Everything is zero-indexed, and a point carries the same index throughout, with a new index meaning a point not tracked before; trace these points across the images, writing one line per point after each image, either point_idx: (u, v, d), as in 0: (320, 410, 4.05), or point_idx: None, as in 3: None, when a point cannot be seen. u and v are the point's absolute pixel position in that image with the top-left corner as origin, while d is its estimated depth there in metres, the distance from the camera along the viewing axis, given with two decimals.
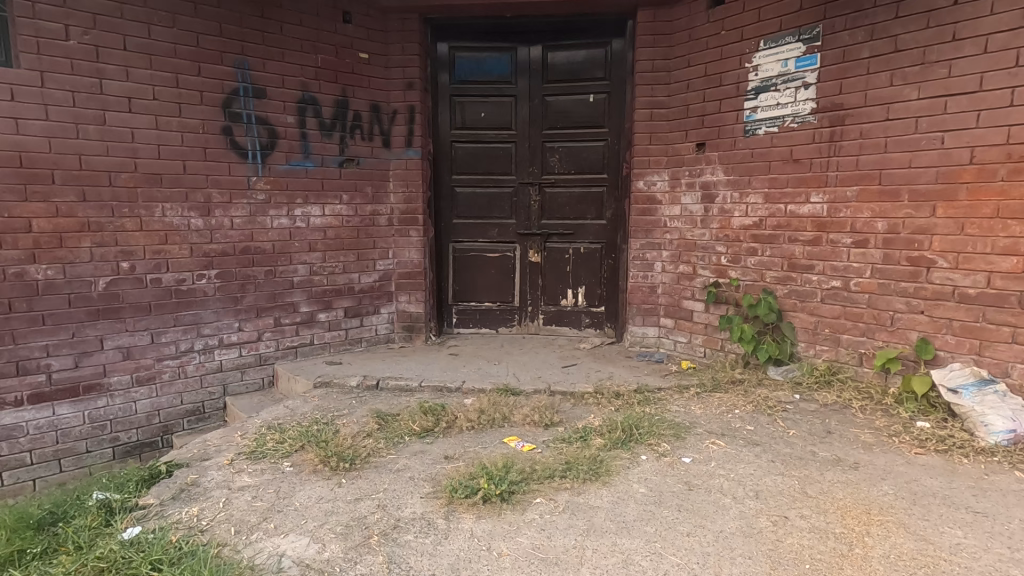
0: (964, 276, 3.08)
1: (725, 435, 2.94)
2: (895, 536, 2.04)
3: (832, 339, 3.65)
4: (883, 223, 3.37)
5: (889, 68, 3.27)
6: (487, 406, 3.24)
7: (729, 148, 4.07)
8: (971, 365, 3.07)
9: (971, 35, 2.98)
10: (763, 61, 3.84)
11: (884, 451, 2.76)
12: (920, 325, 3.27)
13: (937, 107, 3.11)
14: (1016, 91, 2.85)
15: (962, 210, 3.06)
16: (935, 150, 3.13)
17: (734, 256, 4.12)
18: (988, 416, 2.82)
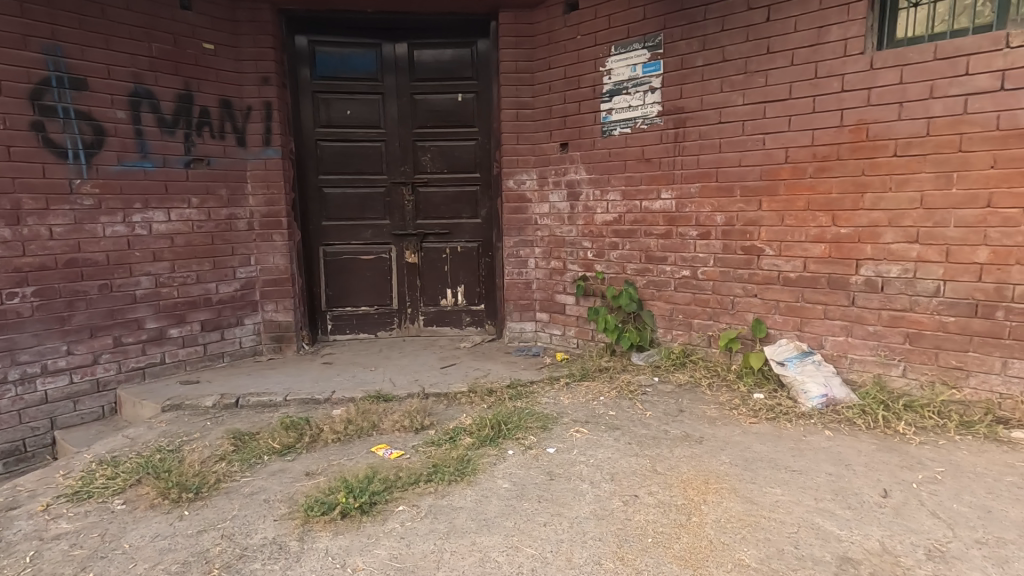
0: (786, 262, 3.49)
1: (589, 422, 3.10)
2: (726, 501, 2.26)
3: (685, 325, 3.98)
4: (721, 217, 3.72)
5: (719, 76, 3.61)
6: (355, 415, 3.13)
7: (589, 147, 4.28)
8: (795, 340, 3.49)
9: (781, 49, 3.36)
10: (615, 65, 4.06)
11: (725, 423, 3.06)
12: (755, 307, 3.66)
13: (759, 112, 3.48)
14: (818, 99, 3.26)
15: (782, 203, 3.46)
16: (759, 151, 3.50)
17: (598, 250, 4.34)
18: (807, 383, 3.22)
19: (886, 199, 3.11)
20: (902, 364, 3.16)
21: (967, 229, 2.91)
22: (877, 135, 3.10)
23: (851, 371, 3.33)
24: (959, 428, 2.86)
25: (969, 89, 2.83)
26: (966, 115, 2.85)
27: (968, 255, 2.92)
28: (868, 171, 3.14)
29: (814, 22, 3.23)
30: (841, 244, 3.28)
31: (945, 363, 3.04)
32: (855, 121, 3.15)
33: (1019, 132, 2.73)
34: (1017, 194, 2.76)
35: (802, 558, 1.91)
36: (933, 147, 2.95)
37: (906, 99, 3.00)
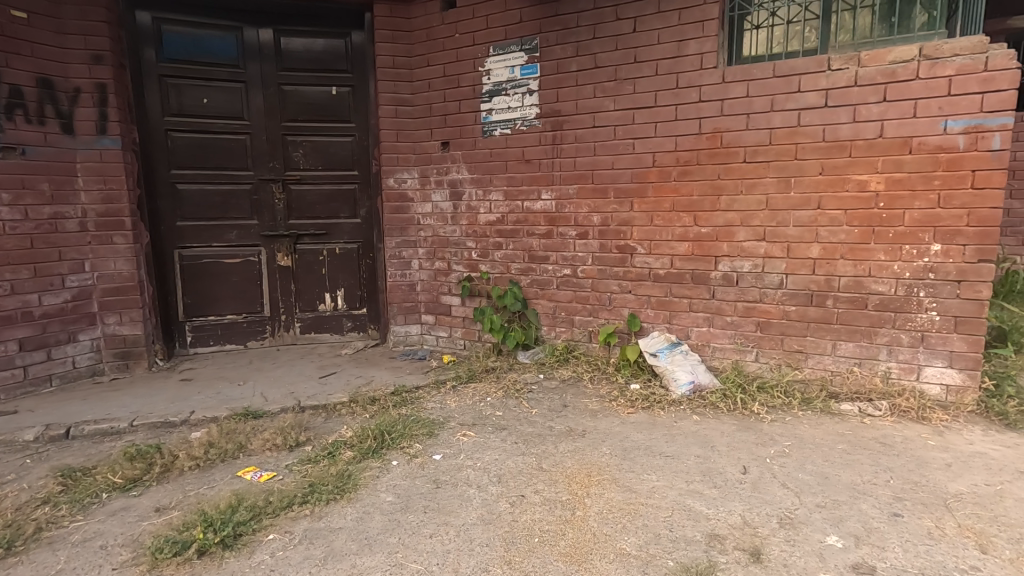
0: (656, 259, 3.72)
1: (476, 425, 3.07)
2: (607, 491, 2.34)
3: (567, 321, 4.10)
4: (597, 217, 3.87)
5: (592, 82, 3.76)
6: (218, 437, 2.81)
7: (471, 147, 4.25)
8: (665, 332, 3.74)
9: (647, 59, 3.57)
10: (493, 66, 4.08)
11: (605, 415, 3.19)
12: (629, 303, 3.86)
13: (629, 118, 3.67)
14: (680, 108, 3.51)
15: (651, 204, 3.68)
16: (630, 155, 3.70)
17: (482, 250, 4.33)
18: (676, 372, 3.46)
19: (738, 201, 3.42)
20: (755, 349, 3.51)
21: (802, 228, 3.29)
22: (729, 142, 3.40)
23: (713, 359, 3.63)
24: (801, 404, 3.22)
25: (802, 105, 3.20)
26: (800, 127, 3.22)
27: (805, 251, 3.30)
28: (724, 175, 3.44)
29: (675, 36, 3.47)
30: (702, 242, 3.57)
31: (788, 347, 3.42)
32: (711, 130, 3.44)
33: (840, 144, 3.14)
34: (841, 198, 3.18)
35: (676, 540, 2.02)
36: (775, 155, 3.30)
37: (752, 111, 3.32)
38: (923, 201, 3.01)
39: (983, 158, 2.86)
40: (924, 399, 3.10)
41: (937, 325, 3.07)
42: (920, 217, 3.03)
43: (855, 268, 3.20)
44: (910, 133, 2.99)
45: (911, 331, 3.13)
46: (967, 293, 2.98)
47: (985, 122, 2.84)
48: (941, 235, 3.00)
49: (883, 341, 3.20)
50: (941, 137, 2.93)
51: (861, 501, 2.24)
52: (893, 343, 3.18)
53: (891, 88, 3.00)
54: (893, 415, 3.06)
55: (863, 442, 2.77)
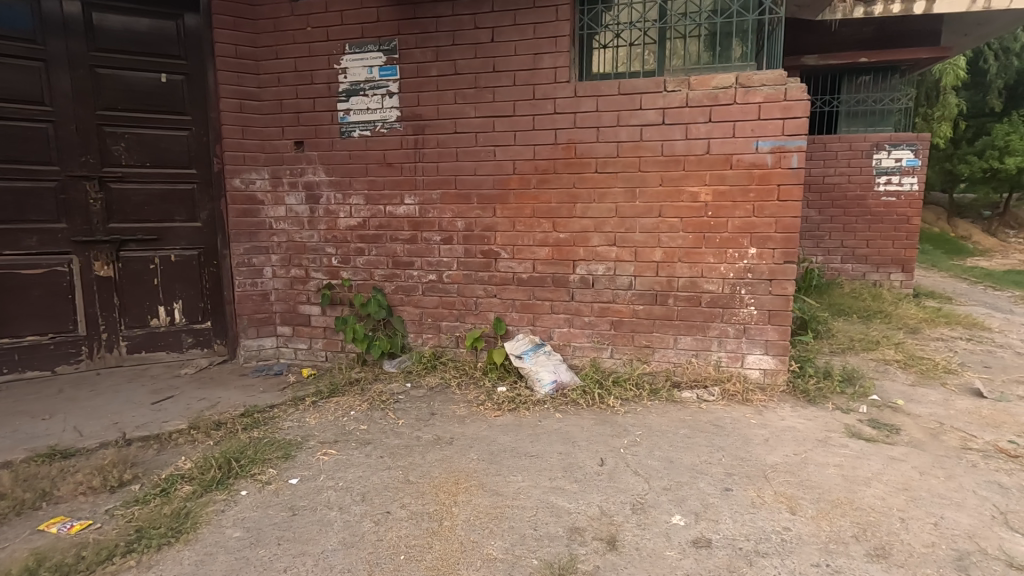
0: (519, 264, 3.83)
1: (338, 442, 2.90)
2: (474, 497, 2.35)
3: (434, 328, 4.05)
4: (461, 222, 3.88)
5: (453, 88, 3.76)
6: (12, 486, 2.35)
7: (327, 148, 4.02)
8: (530, 334, 3.86)
9: (505, 69, 3.66)
10: (350, 64, 3.91)
11: (473, 420, 3.20)
12: (495, 306, 3.92)
13: (489, 125, 3.73)
14: (537, 118, 3.64)
15: (513, 210, 3.78)
16: (491, 161, 3.76)
17: (343, 256, 4.12)
18: (540, 372, 3.59)
19: (592, 209, 3.65)
20: (610, 347, 3.76)
21: (647, 233, 3.60)
22: (582, 153, 3.61)
23: (574, 357, 3.83)
24: (650, 395, 3.52)
25: (644, 121, 3.50)
26: (642, 142, 3.52)
27: (650, 255, 3.61)
28: (578, 184, 3.64)
29: (530, 49, 3.60)
30: (562, 246, 3.74)
31: (639, 343, 3.72)
32: (566, 141, 3.62)
33: (676, 158, 3.48)
34: (678, 207, 3.53)
35: (540, 538, 2.08)
36: (622, 166, 3.56)
37: (601, 125, 3.56)
38: (743, 210, 3.44)
39: (785, 174, 3.34)
40: (748, 383, 3.55)
41: (756, 318, 3.54)
42: (740, 225, 3.46)
43: (691, 269, 3.58)
44: (731, 151, 3.41)
45: (736, 324, 3.57)
46: (777, 290, 3.47)
47: (787, 143, 3.32)
48: (756, 240, 3.46)
49: (715, 334, 3.61)
50: (754, 155, 3.38)
51: (700, 480, 2.50)
52: (723, 335, 3.60)
53: (715, 110, 3.39)
54: (724, 399, 3.47)
55: (701, 425, 3.10)
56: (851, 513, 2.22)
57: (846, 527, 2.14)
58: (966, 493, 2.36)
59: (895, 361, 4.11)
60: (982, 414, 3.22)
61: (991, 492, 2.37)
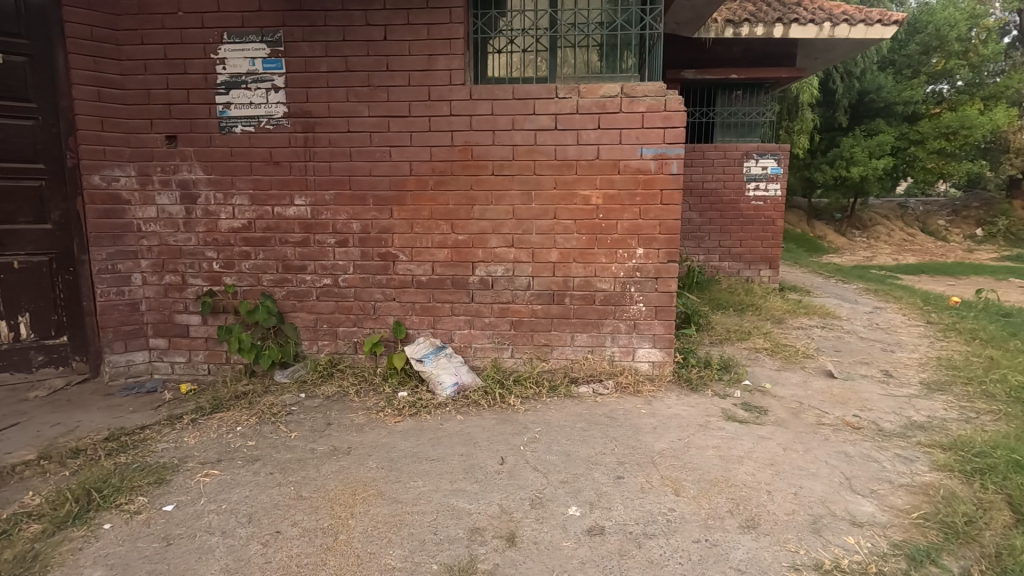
0: (418, 266, 3.78)
1: (222, 461, 2.69)
2: (372, 507, 2.29)
3: (330, 334, 3.88)
4: (357, 224, 3.76)
5: (344, 85, 3.63)
6: None
7: (205, 144, 3.72)
8: (430, 337, 3.83)
9: (399, 68, 3.59)
10: (229, 55, 3.65)
11: (372, 428, 3.12)
12: (394, 310, 3.84)
13: (384, 125, 3.64)
14: (433, 120, 3.62)
15: (410, 212, 3.72)
16: (387, 162, 3.68)
17: (226, 261, 3.83)
18: (441, 374, 3.57)
19: (490, 211, 3.69)
20: (510, 346, 3.83)
21: (543, 235, 3.71)
22: (479, 156, 3.63)
23: (475, 358, 3.84)
24: (549, 392, 3.62)
25: (537, 126, 3.60)
26: (536, 146, 3.62)
27: (546, 256, 3.72)
28: (475, 187, 3.67)
29: (424, 50, 3.57)
30: (461, 248, 3.74)
31: (538, 342, 3.81)
32: (462, 143, 3.63)
33: (569, 162, 3.62)
34: (571, 209, 3.67)
35: (440, 542, 2.07)
36: (517, 169, 3.64)
37: (497, 128, 3.61)
38: (631, 213, 3.65)
39: (667, 179, 3.59)
40: (639, 375, 3.78)
41: (644, 314, 3.77)
42: (629, 226, 3.67)
43: (585, 269, 3.73)
44: (618, 156, 3.60)
45: (627, 320, 3.78)
46: (662, 287, 3.72)
47: (667, 151, 3.57)
48: (643, 240, 3.68)
49: (608, 330, 3.79)
50: (639, 161, 3.60)
51: (594, 471, 2.61)
52: (615, 331, 3.79)
53: (603, 118, 3.57)
54: (617, 392, 3.66)
55: (596, 418, 3.25)
56: (726, 490, 2.43)
57: (721, 503, 2.34)
58: (820, 463, 2.68)
59: (764, 349, 4.56)
60: (833, 392, 3.67)
61: (839, 461, 2.71)
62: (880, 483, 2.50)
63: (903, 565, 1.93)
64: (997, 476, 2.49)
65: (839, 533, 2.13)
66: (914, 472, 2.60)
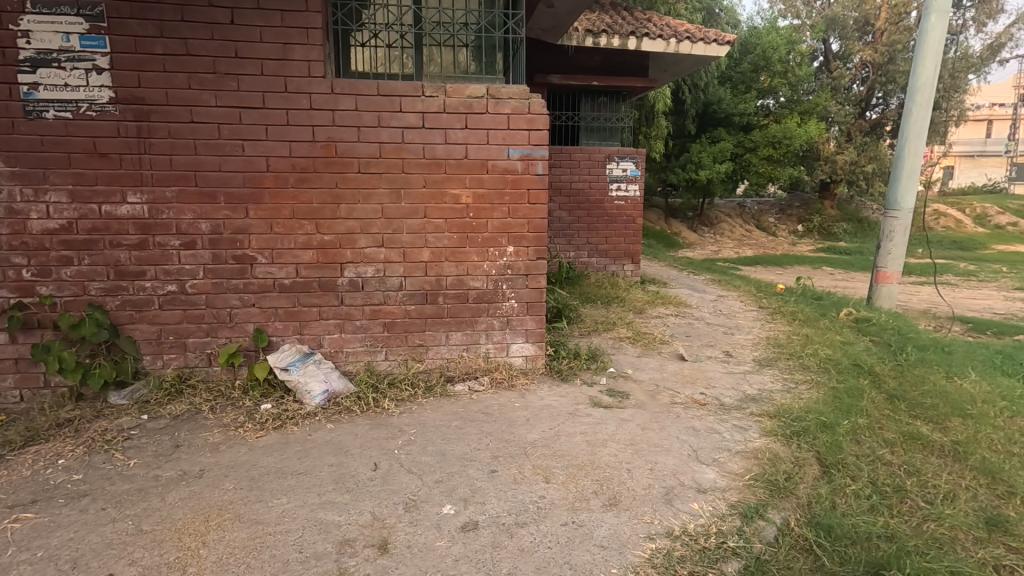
0: (280, 269, 3.53)
1: (38, 502, 2.32)
2: (228, 533, 2.11)
3: (178, 346, 3.50)
4: (206, 224, 3.42)
5: (185, 70, 3.27)
6: None
7: (6, 130, 3.15)
8: (297, 343, 3.60)
9: (250, 56, 3.32)
10: (35, 27, 3.12)
11: (229, 446, 2.86)
12: (254, 316, 3.56)
13: (234, 117, 3.35)
14: (291, 113, 3.40)
15: (268, 211, 3.47)
16: (239, 157, 3.39)
17: (41, 268, 3.29)
18: (309, 383, 3.38)
19: (357, 210, 3.56)
20: (383, 349, 3.73)
21: (414, 234, 3.66)
22: (343, 153, 3.49)
23: (347, 363, 3.69)
24: (424, 392, 3.59)
25: (404, 124, 3.53)
26: (404, 144, 3.56)
27: (417, 255, 3.68)
28: (340, 185, 3.52)
29: (278, 37, 3.33)
30: (327, 249, 3.56)
31: (412, 343, 3.76)
32: (324, 138, 3.46)
33: (437, 162, 3.61)
34: (441, 209, 3.66)
35: (306, 560, 1.97)
36: (385, 167, 3.55)
37: (361, 125, 3.49)
38: (500, 212, 3.74)
39: (533, 180, 3.74)
40: (512, 370, 3.88)
41: (516, 310, 3.88)
42: (498, 225, 3.76)
43: (457, 268, 3.75)
44: (486, 156, 3.67)
45: (500, 317, 3.86)
46: (532, 283, 3.87)
47: (532, 152, 3.71)
48: (512, 239, 3.79)
49: (482, 328, 3.85)
50: (506, 162, 3.70)
51: (469, 467, 2.64)
52: (489, 328, 3.86)
53: (470, 118, 3.60)
54: (492, 387, 3.73)
55: (471, 415, 3.28)
56: (592, 473, 2.59)
57: (587, 485, 2.49)
58: (672, 439, 2.95)
59: (626, 338, 4.93)
60: (684, 373, 4.07)
61: (689, 435, 3.01)
62: (720, 452, 2.82)
63: (737, 522, 2.20)
64: (809, 436, 2.93)
65: (686, 500, 2.36)
66: (747, 439, 2.97)
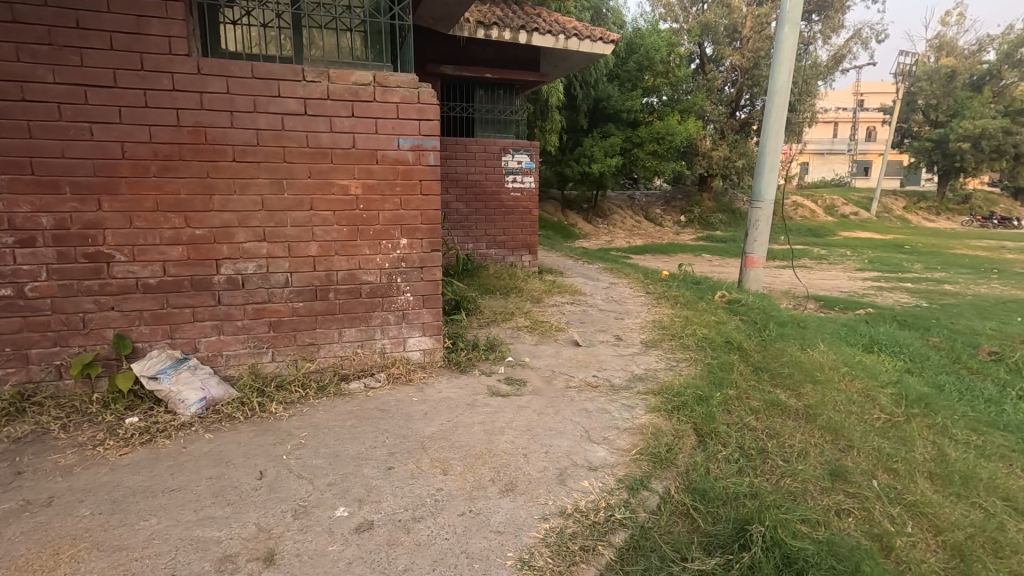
0: (143, 267, 3.18)
1: None
2: (84, 564, 1.88)
3: (17, 359, 3.04)
4: (47, 218, 2.99)
5: (12, 40, 2.82)
6: None
7: None
8: (167, 349, 3.27)
9: (95, 28, 2.94)
10: None
11: (86, 467, 2.55)
12: (114, 321, 3.18)
13: (79, 96, 2.95)
14: (150, 94, 3.06)
15: (126, 203, 3.10)
16: (86, 142, 2.99)
17: None
18: (183, 392, 3.09)
19: (233, 201, 3.29)
20: (269, 350, 3.50)
21: (299, 227, 3.46)
22: (214, 139, 3.20)
23: (228, 367, 3.42)
24: (316, 393, 3.43)
25: (283, 110, 3.32)
26: (284, 132, 3.34)
27: (304, 250, 3.49)
28: (212, 174, 3.23)
29: (130, 8, 2.98)
30: (199, 245, 3.27)
31: (301, 342, 3.57)
32: (191, 123, 3.15)
33: (322, 151, 3.44)
34: (329, 200, 3.50)
35: None
36: (263, 156, 3.31)
37: (235, 109, 3.22)
38: (391, 204, 3.65)
39: (425, 171, 3.69)
40: (410, 364, 3.82)
41: (412, 304, 3.82)
42: (390, 217, 3.67)
43: (348, 263, 3.61)
44: (375, 146, 3.55)
45: (395, 311, 3.78)
46: (427, 276, 3.83)
47: (423, 143, 3.66)
48: (405, 231, 3.72)
49: (376, 323, 3.74)
50: (396, 152, 3.60)
51: (364, 467, 2.56)
52: (384, 323, 3.76)
53: (356, 106, 3.47)
54: (389, 383, 3.65)
55: (367, 413, 3.19)
56: (489, 461, 2.62)
57: (485, 473, 2.51)
58: (566, 422, 3.07)
59: (524, 327, 5.04)
60: (578, 358, 4.25)
61: (582, 417, 3.14)
62: (610, 430, 2.98)
63: (624, 494, 2.34)
64: (688, 409, 3.18)
65: (578, 479, 2.47)
66: (634, 416, 3.16)
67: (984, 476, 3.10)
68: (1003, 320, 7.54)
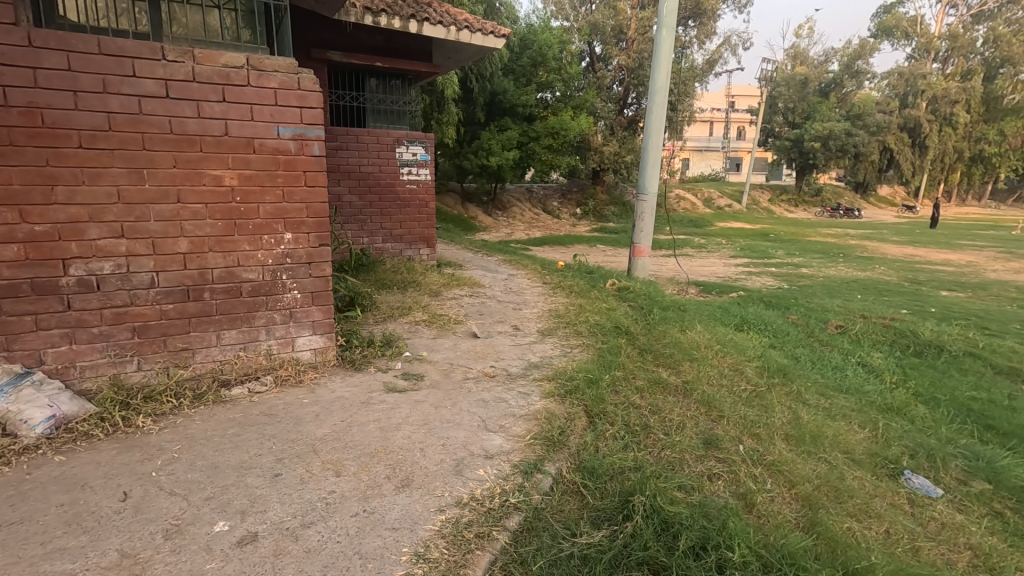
0: None
1: None
2: None
3: None
4: None
5: None
6: None
7: None
8: (3, 364, 2.84)
9: None
10: None
11: None
12: None
13: None
14: None
15: None
16: None
17: None
18: (25, 411, 2.70)
19: (80, 193, 2.92)
20: (135, 358, 3.16)
21: (165, 222, 3.15)
22: (54, 122, 2.81)
23: (84, 380, 3.04)
24: (193, 401, 3.15)
25: (140, 91, 2.99)
26: (141, 116, 3.01)
27: (172, 246, 3.19)
28: (54, 162, 2.84)
29: None
30: (39, 243, 2.86)
31: (173, 347, 3.26)
32: (24, 103, 2.74)
33: (190, 138, 3.15)
34: (199, 192, 3.21)
35: None
36: (118, 142, 2.97)
37: (79, 89, 2.85)
38: (272, 196, 3.43)
39: (309, 161, 3.51)
40: (300, 365, 3.64)
41: (300, 301, 3.63)
42: (272, 211, 3.45)
43: (225, 259, 3.35)
44: (251, 134, 3.32)
45: (282, 310, 3.57)
46: (316, 272, 3.66)
47: (306, 132, 3.48)
48: (290, 225, 3.52)
49: (261, 323, 3.52)
50: (276, 141, 3.39)
51: (247, 476, 2.41)
52: (269, 323, 3.55)
53: (228, 90, 3.21)
54: (277, 386, 3.45)
55: (251, 419, 2.99)
56: (385, 458, 2.57)
57: (380, 471, 2.47)
58: (464, 413, 3.09)
59: (422, 321, 4.99)
60: (476, 350, 4.28)
61: (479, 407, 3.18)
62: (507, 418, 3.04)
63: (519, 479, 2.40)
64: (580, 393, 3.33)
65: (474, 468, 2.50)
66: (530, 402, 3.25)
67: (829, 434, 3.56)
68: (846, 297, 8.66)
